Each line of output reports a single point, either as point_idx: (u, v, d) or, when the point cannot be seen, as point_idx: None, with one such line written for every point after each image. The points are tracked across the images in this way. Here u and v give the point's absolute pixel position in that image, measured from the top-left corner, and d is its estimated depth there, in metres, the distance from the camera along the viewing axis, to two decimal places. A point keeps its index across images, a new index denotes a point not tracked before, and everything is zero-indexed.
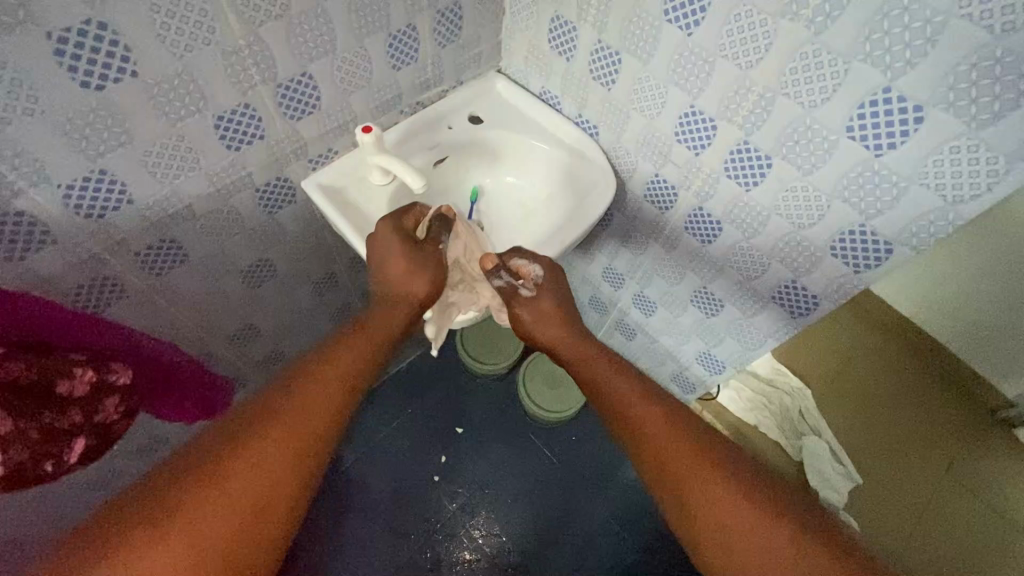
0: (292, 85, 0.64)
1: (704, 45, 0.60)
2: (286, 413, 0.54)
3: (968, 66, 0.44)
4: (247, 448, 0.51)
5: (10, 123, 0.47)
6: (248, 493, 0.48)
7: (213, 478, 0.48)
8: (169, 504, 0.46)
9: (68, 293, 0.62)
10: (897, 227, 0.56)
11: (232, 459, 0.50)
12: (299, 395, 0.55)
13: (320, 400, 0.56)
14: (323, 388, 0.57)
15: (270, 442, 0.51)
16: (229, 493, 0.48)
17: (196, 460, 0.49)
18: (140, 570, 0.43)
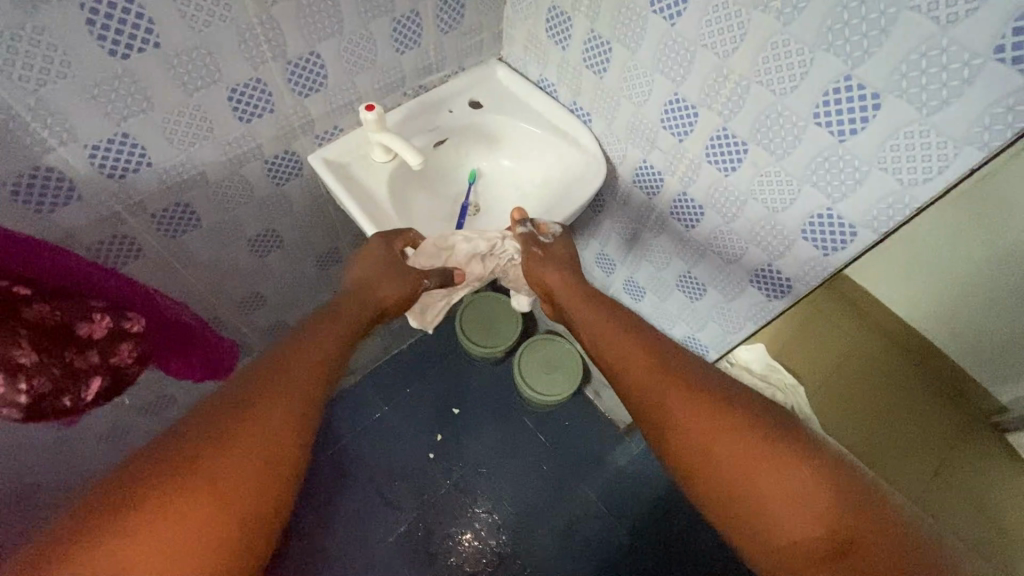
0: (301, 63, 0.69)
1: (686, 34, 0.64)
2: (283, 375, 0.53)
3: (918, 55, 0.47)
4: (253, 406, 0.49)
5: (45, 85, 0.52)
6: (259, 445, 0.47)
7: (218, 435, 0.47)
8: (178, 458, 0.44)
9: (90, 247, 0.67)
10: (860, 210, 0.59)
11: (238, 415, 0.48)
12: (293, 361, 0.55)
13: (313, 365, 0.56)
14: (313, 355, 0.57)
15: (274, 398, 0.51)
16: (240, 447, 0.46)
17: (197, 424, 0.47)
18: (156, 527, 0.40)
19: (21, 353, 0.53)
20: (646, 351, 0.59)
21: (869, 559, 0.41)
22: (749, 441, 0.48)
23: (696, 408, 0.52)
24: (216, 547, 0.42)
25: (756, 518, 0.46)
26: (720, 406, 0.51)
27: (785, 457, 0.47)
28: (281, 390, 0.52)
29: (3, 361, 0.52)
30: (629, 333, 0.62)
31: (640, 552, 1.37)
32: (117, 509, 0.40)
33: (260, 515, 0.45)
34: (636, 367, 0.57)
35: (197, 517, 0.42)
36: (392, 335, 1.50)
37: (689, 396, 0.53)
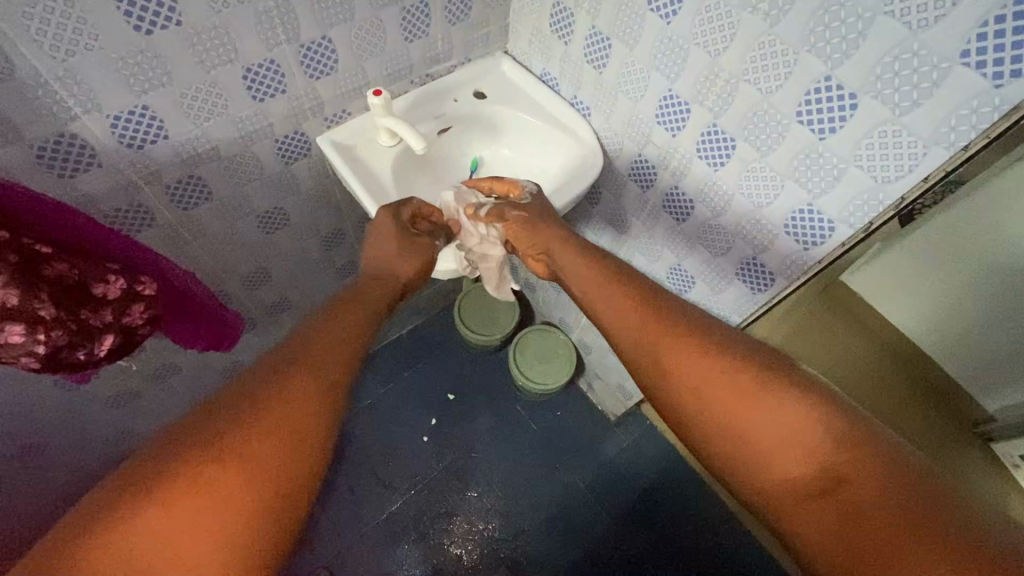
0: (313, 47, 0.72)
1: (680, 33, 0.67)
2: (309, 357, 0.56)
3: (892, 57, 0.50)
4: (279, 388, 0.52)
5: (74, 56, 0.56)
6: (286, 426, 0.50)
7: (246, 415, 0.49)
8: (211, 437, 0.47)
9: (107, 213, 0.71)
10: (838, 206, 0.62)
11: (265, 396, 0.51)
12: (318, 345, 0.57)
13: (337, 348, 0.58)
14: (337, 339, 0.59)
15: (298, 380, 0.53)
16: (267, 428, 0.49)
17: (229, 403, 0.50)
18: (196, 498, 0.43)
19: (41, 307, 0.57)
20: (642, 310, 0.60)
21: (859, 497, 0.42)
22: (744, 390, 0.51)
23: (693, 363, 0.54)
24: (247, 520, 0.45)
25: (751, 462, 0.48)
26: (720, 361, 0.53)
27: (779, 404, 0.49)
28: (306, 372, 0.54)
29: (24, 313, 0.55)
30: (624, 291, 0.64)
31: (624, 540, 1.40)
32: (154, 482, 0.43)
33: (286, 493, 0.48)
34: (634, 326, 0.60)
35: (228, 493, 0.45)
36: (392, 320, 1.54)
37: (687, 352, 0.55)
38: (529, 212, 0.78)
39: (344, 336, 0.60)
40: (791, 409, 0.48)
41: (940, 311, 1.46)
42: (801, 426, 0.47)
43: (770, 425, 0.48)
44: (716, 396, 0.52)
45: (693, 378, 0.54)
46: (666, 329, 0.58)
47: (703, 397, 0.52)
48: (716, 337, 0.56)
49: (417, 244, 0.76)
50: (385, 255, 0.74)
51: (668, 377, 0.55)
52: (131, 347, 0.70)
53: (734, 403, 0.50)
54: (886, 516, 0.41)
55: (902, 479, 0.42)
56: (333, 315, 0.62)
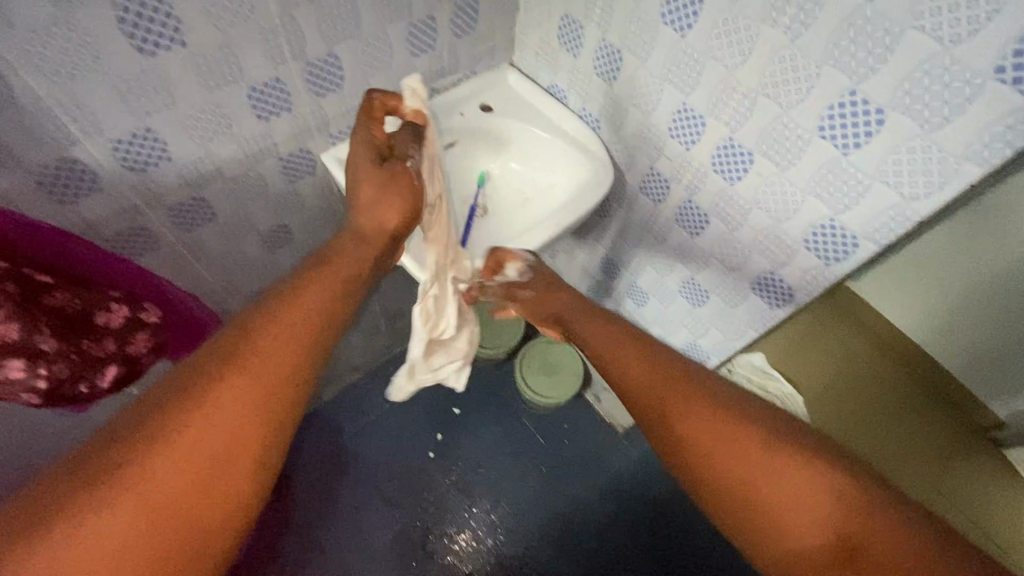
0: (319, 64, 0.70)
1: (695, 46, 0.65)
2: (243, 362, 0.49)
3: (922, 72, 0.49)
4: (204, 402, 0.46)
5: (76, 80, 0.54)
6: (207, 448, 0.45)
7: (163, 435, 0.44)
8: (111, 463, 0.42)
9: (109, 238, 0.69)
10: (861, 223, 0.61)
11: (184, 415, 0.45)
12: (257, 347, 0.51)
13: (280, 352, 0.51)
14: (282, 337, 0.52)
15: (224, 395, 0.47)
16: (189, 454, 0.44)
17: (144, 415, 0.45)
18: (87, 532, 0.39)
19: (42, 341, 0.55)
20: (650, 364, 0.60)
21: (875, 560, 0.42)
22: (745, 447, 0.50)
23: (701, 420, 0.53)
24: (151, 567, 0.40)
25: (765, 525, 0.47)
26: (724, 415, 0.52)
27: (784, 462, 0.48)
28: (237, 382, 0.48)
29: (26, 348, 0.54)
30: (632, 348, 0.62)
31: (636, 554, 1.39)
32: (45, 517, 0.39)
33: (199, 532, 0.43)
34: (638, 381, 0.59)
35: (123, 537, 0.40)
36: (396, 333, 1.51)
37: (694, 405, 0.54)
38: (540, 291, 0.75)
39: (289, 333, 0.53)
40: (796, 467, 0.48)
41: (938, 317, 1.47)
42: (809, 483, 0.46)
43: (780, 486, 0.47)
44: (717, 453, 0.51)
45: (700, 432, 0.52)
46: (673, 384, 0.57)
47: (705, 451, 0.51)
48: (722, 388, 0.56)
49: (398, 182, 0.68)
50: (367, 203, 0.68)
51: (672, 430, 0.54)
52: (137, 377, 0.68)
53: (739, 459, 0.50)
54: (908, 575, 0.40)
55: (917, 537, 0.42)
56: (288, 306, 0.55)
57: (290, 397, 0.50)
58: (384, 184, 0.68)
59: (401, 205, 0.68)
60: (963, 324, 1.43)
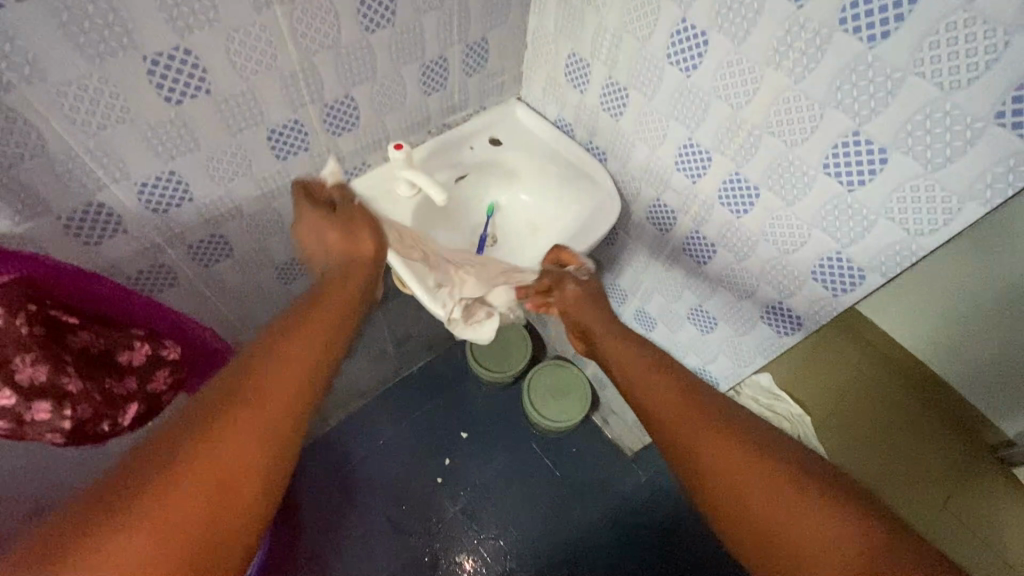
0: (336, 105, 0.72)
1: (701, 85, 0.67)
2: (252, 392, 0.49)
3: (923, 116, 0.51)
4: (220, 428, 0.46)
5: (105, 129, 0.56)
6: (222, 475, 0.44)
7: (178, 461, 0.43)
8: (117, 502, 0.40)
9: (130, 276, 0.70)
10: (867, 256, 0.62)
11: (201, 439, 0.44)
12: (265, 377, 0.50)
13: (288, 380, 0.51)
14: (290, 367, 0.52)
15: (241, 420, 0.47)
16: (206, 481, 0.43)
17: (161, 442, 0.44)
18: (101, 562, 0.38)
19: (68, 382, 0.56)
20: (684, 392, 0.61)
21: None
22: (769, 471, 0.51)
23: (734, 448, 0.53)
24: None
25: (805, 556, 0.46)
26: (756, 447, 0.53)
27: (810, 495, 0.48)
28: (245, 412, 0.47)
29: (51, 389, 0.55)
30: (662, 377, 0.64)
31: None
32: (58, 547, 0.37)
33: (209, 571, 0.41)
34: (672, 410, 0.59)
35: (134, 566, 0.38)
36: (404, 357, 1.51)
37: (727, 434, 0.54)
38: (586, 291, 0.81)
39: (298, 362, 0.53)
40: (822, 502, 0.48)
41: (948, 338, 1.48)
42: (825, 511, 0.47)
43: (812, 518, 0.47)
44: (750, 482, 0.51)
45: (737, 461, 0.52)
46: (704, 415, 0.57)
47: (739, 478, 0.51)
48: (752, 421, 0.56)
49: (357, 224, 0.73)
50: (338, 245, 0.71)
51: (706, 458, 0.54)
52: (157, 414, 0.69)
53: (773, 487, 0.50)
54: None
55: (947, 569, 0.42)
56: (291, 337, 0.55)
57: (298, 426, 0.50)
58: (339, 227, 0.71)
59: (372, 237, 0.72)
60: (973, 346, 1.45)
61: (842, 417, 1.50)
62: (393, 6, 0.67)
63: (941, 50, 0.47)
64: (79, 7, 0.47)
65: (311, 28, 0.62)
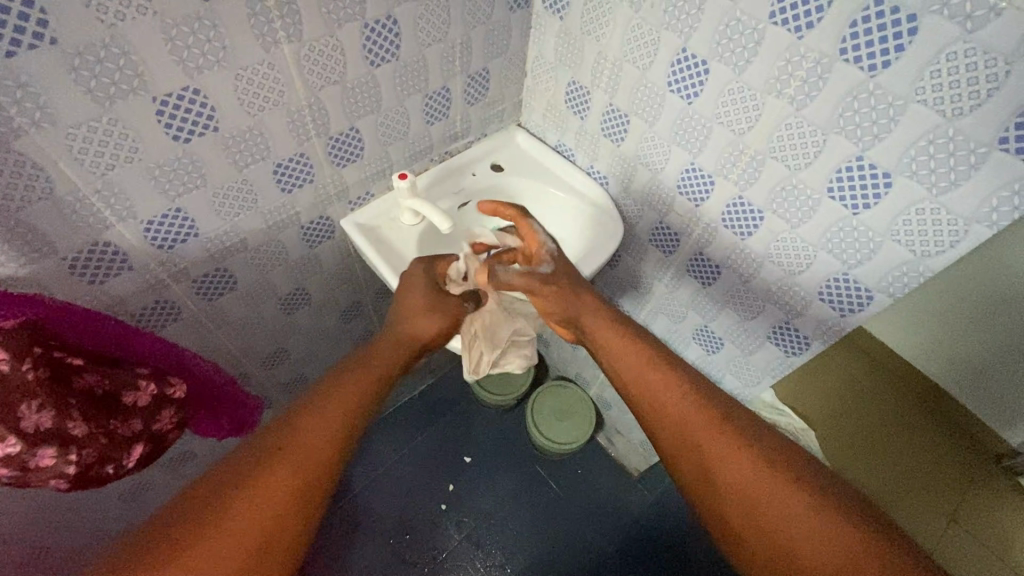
0: (341, 138, 0.73)
1: (702, 112, 0.69)
2: (289, 452, 0.54)
3: (926, 142, 0.52)
4: (250, 487, 0.51)
5: (113, 169, 0.56)
6: (249, 529, 0.50)
7: (214, 518, 0.49)
8: (170, 550, 0.47)
9: (134, 313, 0.69)
10: (875, 277, 0.63)
11: (230, 499, 0.51)
12: (302, 437, 0.56)
13: (320, 441, 0.56)
14: (325, 426, 0.57)
15: (269, 478, 0.52)
16: (235, 537, 0.49)
17: (201, 500, 0.50)
18: None
19: (73, 426, 0.55)
20: (691, 395, 0.61)
21: None
22: (766, 481, 0.53)
23: (733, 460, 0.55)
24: None
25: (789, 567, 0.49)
26: (758, 456, 0.55)
27: (802, 507, 0.51)
28: (284, 470, 0.53)
29: (57, 435, 0.54)
30: (668, 376, 0.63)
31: None
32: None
33: None
34: (674, 414, 0.60)
35: None
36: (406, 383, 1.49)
37: (730, 443, 0.56)
38: (562, 283, 0.72)
39: (332, 422, 0.58)
40: (813, 516, 0.50)
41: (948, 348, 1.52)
42: (812, 527, 0.50)
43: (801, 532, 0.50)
44: (748, 492, 0.53)
45: (733, 472, 0.55)
46: (711, 421, 0.58)
47: (733, 488, 0.54)
48: (759, 430, 0.58)
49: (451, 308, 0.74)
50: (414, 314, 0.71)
51: (705, 468, 0.56)
52: (161, 454, 0.67)
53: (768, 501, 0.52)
54: None
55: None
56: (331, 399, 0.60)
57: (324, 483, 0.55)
58: (429, 308, 0.71)
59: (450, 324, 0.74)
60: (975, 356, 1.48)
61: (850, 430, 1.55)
62: (397, 41, 0.68)
63: (941, 78, 0.48)
64: (91, 52, 0.48)
65: (318, 65, 0.63)
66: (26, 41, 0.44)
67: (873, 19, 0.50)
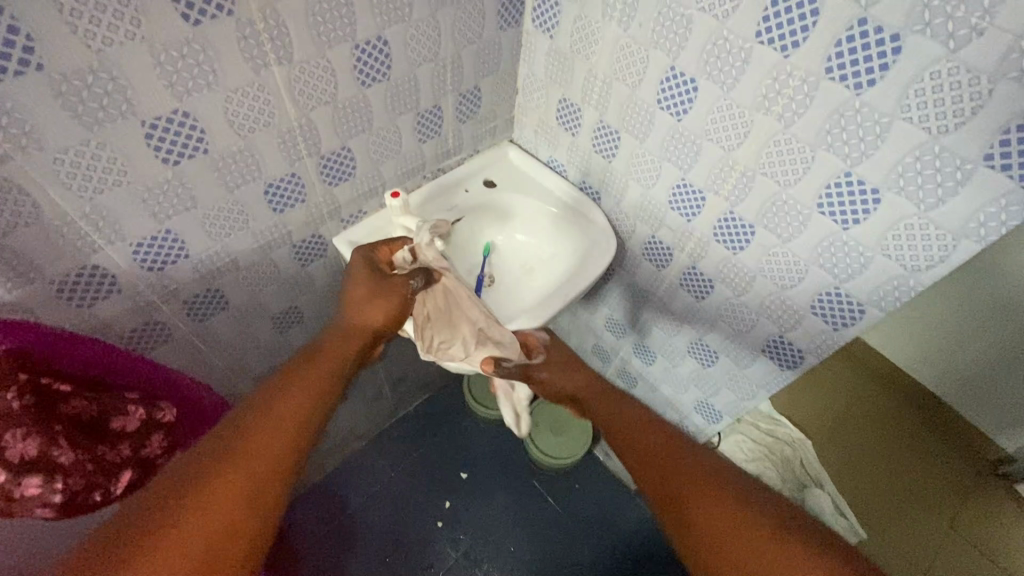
0: (333, 157, 0.73)
1: (691, 128, 0.69)
2: (240, 452, 0.52)
3: (913, 158, 0.52)
4: (198, 492, 0.48)
5: (101, 193, 0.55)
6: (202, 534, 0.46)
7: (160, 528, 0.45)
8: (112, 563, 0.43)
9: (124, 335, 0.68)
10: (867, 291, 0.63)
11: (175, 506, 0.47)
12: (253, 436, 0.54)
13: (274, 440, 0.54)
14: (281, 423, 0.56)
15: (220, 480, 0.49)
16: (187, 543, 0.45)
17: (143, 514, 0.46)
18: None
19: (59, 453, 0.54)
20: (670, 445, 0.60)
21: None
22: (749, 531, 0.50)
23: (710, 508, 0.52)
24: None
25: None
26: (738, 503, 0.52)
27: (793, 553, 0.47)
28: (236, 469, 0.50)
29: (41, 462, 0.54)
30: (651, 432, 0.63)
31: None
32: None
33: None
34: (652, 464, 0.59)
35: None
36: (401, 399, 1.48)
37: (709, 492, 0.54)
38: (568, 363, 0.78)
39: (283, 426, 0.55)
40: (805, 559, 0.47)
41: (939, 355, 1.56)
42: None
43: None
44: (730, 542, 0.50)
45: (712, 520, 0.52)
46: (689, 468, 0.57)
47: (713, 537, 0.51)
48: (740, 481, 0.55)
49: (394, 289, 0.75)
50: (358, 296, 0.71)
51: (683, 517, 0.53)
52: (151, 480, 0.66)
53: (749, 550, 0.49)
54: None
55: None
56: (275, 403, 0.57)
57: (282, 487, 0.52)
58: (372, 294, 0.72)
59: (394, 308, 0.74)
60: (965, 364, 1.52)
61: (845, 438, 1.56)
62: (388, 61, 0.68)
63: (926, 96, 0.49)
64: (78, 77, 0.48)
65: (308, 86, 0.63)
66: (12, 67, 0.44)
67: (857, 39, 0.50)
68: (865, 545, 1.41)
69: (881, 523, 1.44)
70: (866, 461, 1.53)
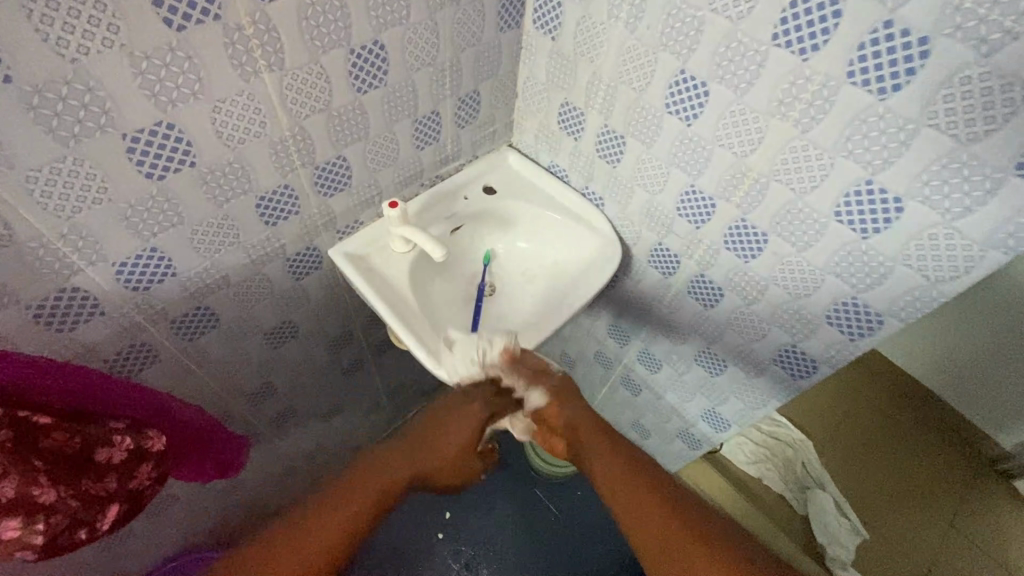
0: (327, 167, 0.69)
1: (701, 134, 0.67)
2: (368, 482, 0.76)
3: (939, 166, 0.50)
4: (335, 499, 0.74)
5: (80, 211, 0.52)
6: (320, 528, 0.70)
7: (309, 520, 0.71)
8: (292, 527, 0.70)
9: (107, 359, 0.65)
10: (885, 302, 0.61)
11: (322, 506, 0.72)
12: (379, 475, 0.78)
13: (387, 479, 0.77)
14: (395, 472, 0.79)
15: (347, 503, 0.73)
16: (312, 533, 0.69)
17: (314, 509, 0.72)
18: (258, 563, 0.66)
19: (41, 493, 0.50)
20: (667, 506, 0.68)
21: None
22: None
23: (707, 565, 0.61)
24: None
25: None
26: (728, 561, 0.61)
27: None
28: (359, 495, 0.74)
29: (22, 503, 0.50)
30: (647, 488, 0.70)
31: None
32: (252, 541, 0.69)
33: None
34: (654, 525, 0.66)
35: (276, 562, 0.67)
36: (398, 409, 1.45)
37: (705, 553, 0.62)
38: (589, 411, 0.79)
39: (386, 481, 0.77)
40: None
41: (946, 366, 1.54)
42: None
43: None
44: None
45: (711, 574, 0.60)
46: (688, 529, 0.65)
47: None
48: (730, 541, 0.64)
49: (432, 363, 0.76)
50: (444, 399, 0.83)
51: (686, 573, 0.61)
52: (139, 512, 0.62)
53: None
54: None
55: None
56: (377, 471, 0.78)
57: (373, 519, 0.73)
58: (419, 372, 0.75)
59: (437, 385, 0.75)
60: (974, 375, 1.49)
61: (846, 439, 1.55)
62: (384, 66, 0.65)
63: (954, 103, 0.47)
64: (52, 89, 0.44)
65: (301, 94, 0.60)
66: None
67: (882, 42, 0.48)
68: (866, 544, 1.42)
69: (882, 523, 1.44)
70: (865, 461, 1.53)
